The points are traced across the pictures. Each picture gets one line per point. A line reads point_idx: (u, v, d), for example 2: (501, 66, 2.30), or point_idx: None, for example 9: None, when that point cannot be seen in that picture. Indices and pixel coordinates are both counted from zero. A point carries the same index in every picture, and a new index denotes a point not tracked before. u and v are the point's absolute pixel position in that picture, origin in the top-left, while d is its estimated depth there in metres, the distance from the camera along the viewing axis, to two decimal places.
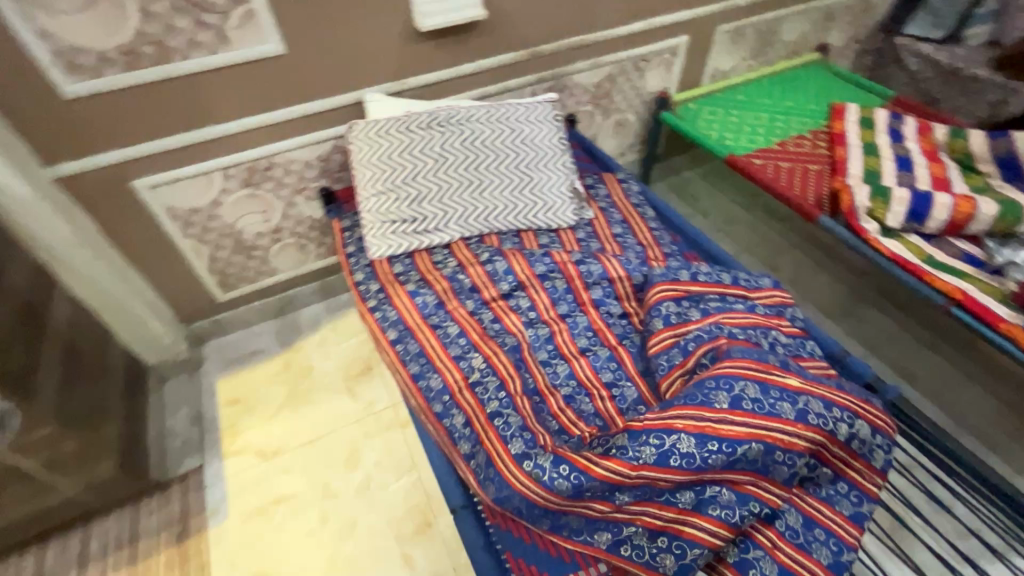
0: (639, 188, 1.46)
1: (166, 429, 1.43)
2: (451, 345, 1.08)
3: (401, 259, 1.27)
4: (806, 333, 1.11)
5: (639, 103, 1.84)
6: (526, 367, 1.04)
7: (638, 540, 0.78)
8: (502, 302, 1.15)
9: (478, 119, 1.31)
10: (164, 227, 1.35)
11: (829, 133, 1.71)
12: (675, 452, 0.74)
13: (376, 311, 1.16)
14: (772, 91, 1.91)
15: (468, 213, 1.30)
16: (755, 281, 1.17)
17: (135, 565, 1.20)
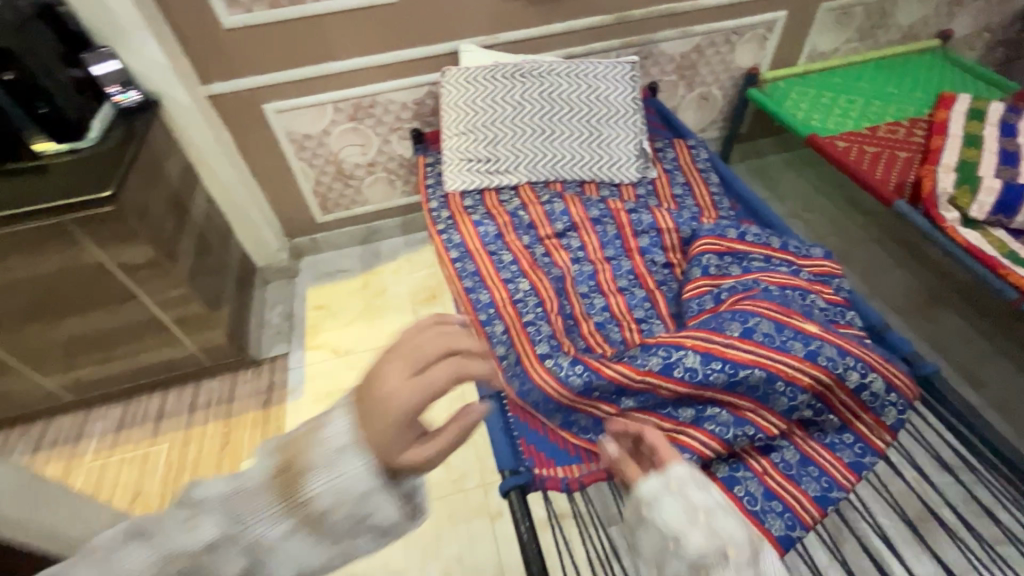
0: (708, 155, 1.49)
1: (264, 320, 1.71)
2: (503, 269, 1.22)
3: (471, 195, 1.42)
4: (849, 304, 1.11)
5: (726, 79, 1.84)
6: (565, 295, 1.15)
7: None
8: (555, 240, 1.27)
9: (559, 73, 1.41)
10: (283, 148, 1.60)
11: (929, 122, 1.62)
12: (679, 364, 0.82)
13: (442, 233, 1.31)
14: (874, 77, 1.83)
15: (537, 159, 1.42)
16: (807, 250, 1.18)
17: (230, 418, 1.48)
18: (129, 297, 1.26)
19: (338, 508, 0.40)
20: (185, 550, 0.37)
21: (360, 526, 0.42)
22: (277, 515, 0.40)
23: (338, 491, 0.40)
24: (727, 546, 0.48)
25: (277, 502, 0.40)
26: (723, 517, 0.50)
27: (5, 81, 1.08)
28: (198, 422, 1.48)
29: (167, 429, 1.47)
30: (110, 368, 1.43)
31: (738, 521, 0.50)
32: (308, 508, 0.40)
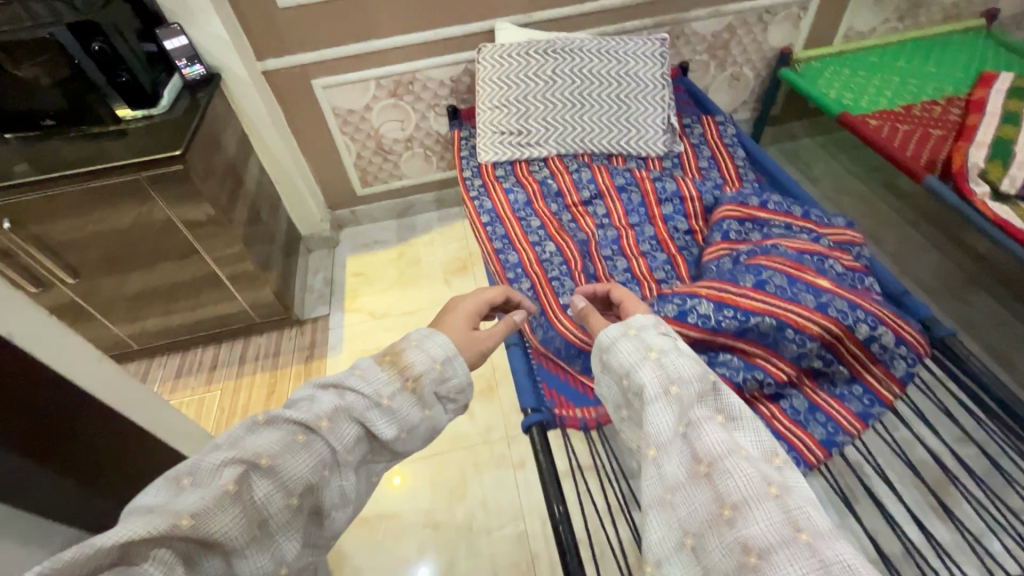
0: (736, 130, 1.52)
1: (307, 284, 1.83)
2: (531, 233, 1.30)
3: (503, 166, 1.50)
4: (868, 271, 1.13)
5: (758, 59, 1.86)
6: (589, 257, 1.22)
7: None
8: (581, 207, 1.33)
9: (590, 49, 1.46)
10: (328, 123, 1.71)
11: (967, 100, 1.60)
12: (693, 311, 0.88)
13: (475, 200, 1.40)
14: (912, 57, 1.80)
15: (566, 133, 1.48)
16: (829, 219, 1.20)
17: (275, 370, 1.61)
18: (191, 252, 1.40)
19: (425, 374, 0.65)
20: (327, 402, 0.57)
21: (446, 386, 0.67)
22: (389, 378, 0.63)
23: (426, 361, 0.66)
24: (678, 367, 0.60)
25: (389, 371, 0.64)
26: (677, 357, 0.62)
27: (93, 51, 1.19)
28: (247, 372, 1.62)
29: (220, 378, 1.62)
30: (172, 319, 1.58)
31: (691, 356, 0.62)
32: (411, 370, 0.65)
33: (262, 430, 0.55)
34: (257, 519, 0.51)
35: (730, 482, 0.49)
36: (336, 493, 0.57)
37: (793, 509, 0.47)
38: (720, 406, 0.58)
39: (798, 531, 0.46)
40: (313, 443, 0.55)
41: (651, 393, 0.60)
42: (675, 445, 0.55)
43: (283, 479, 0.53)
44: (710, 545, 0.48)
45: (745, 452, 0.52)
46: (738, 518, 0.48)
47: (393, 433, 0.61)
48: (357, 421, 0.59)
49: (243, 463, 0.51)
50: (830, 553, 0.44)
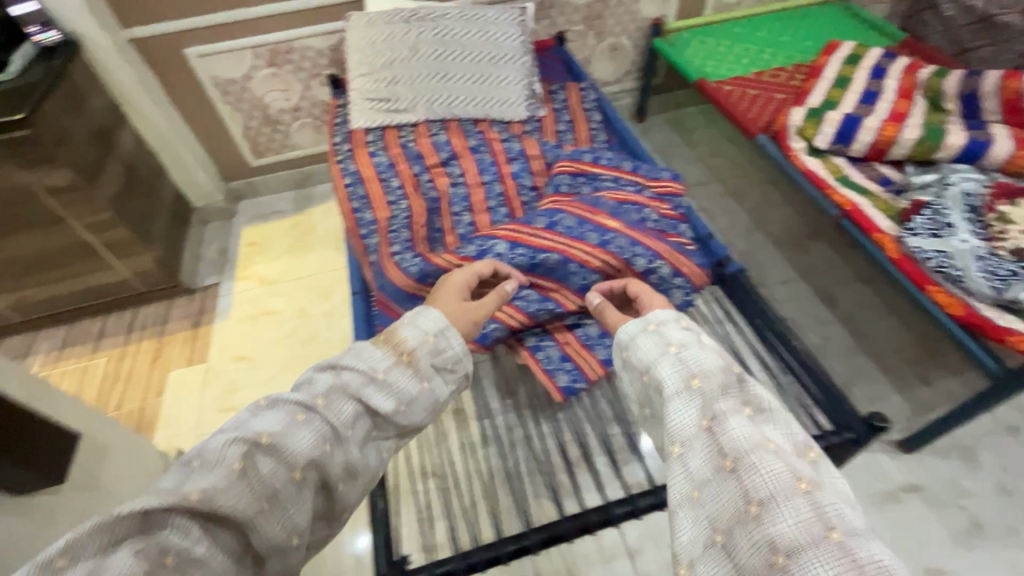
0: (596, 97, 1.62)
1: (200, 255, 1.86)
2: (389, 193, 1.37)
3: (374, 132, 1.55)
4: (684, 218, 1.26)
5: (633, 29, 1.95)
6: (438, 213, 1.30)
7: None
8: (439, 168, 1.41)
9: (453, 18, 1.54)
10: (208, 92, 1.73)
11: (811, 67, 1.74)
12: (491, 251, 0.98)
13: (340, 163, 1.45)
14: (773, 27, 1.92)
15: (433, 99, 1.55)
16: (656, 173, 1.32)
17: (163, 337, 1.65)
18: (59, 220, 1.41)
19: (418, 348, 0.73)
20: (323, 383, 0.64)
21: (438, 356, 0.74)
22: (384, 354, 0.70)
23: (419, 335, 0.74)
24: (700, 364, 0.68)
25: (384, 350, 0.71)
26: (695, 352, 0.70)
27: None
28: (133, 341, 1.65)
29: (107, 346, 1.64)
30: (51, 289, 1.58)
31: (712, 354, 0.70)
32: (404, 345, 0.72)
33: (264, 412, 0.60)
34: (266, 491, 0.55)
35: (758, 480, 0.55)
36: (341, 465, 0.61)
37: (822, 505, 0.52)
38: (747, 404, 0.64)
39: (828, 528, 0.51)
40: (312, 420, 0.61)
41: (674, 390, 0.67)
42: (699, 442, 0.61)
43: (285, 454, 0.57)
44: (739, 539, 0.54)
45: (773, 448, 0.58)
46: (766, 514, 0.53)
47: (390, 406, 0.67)
48: (354, 397, 0.65)
49: (245, 441, 0.56)
50: (862, 551, 0.49)
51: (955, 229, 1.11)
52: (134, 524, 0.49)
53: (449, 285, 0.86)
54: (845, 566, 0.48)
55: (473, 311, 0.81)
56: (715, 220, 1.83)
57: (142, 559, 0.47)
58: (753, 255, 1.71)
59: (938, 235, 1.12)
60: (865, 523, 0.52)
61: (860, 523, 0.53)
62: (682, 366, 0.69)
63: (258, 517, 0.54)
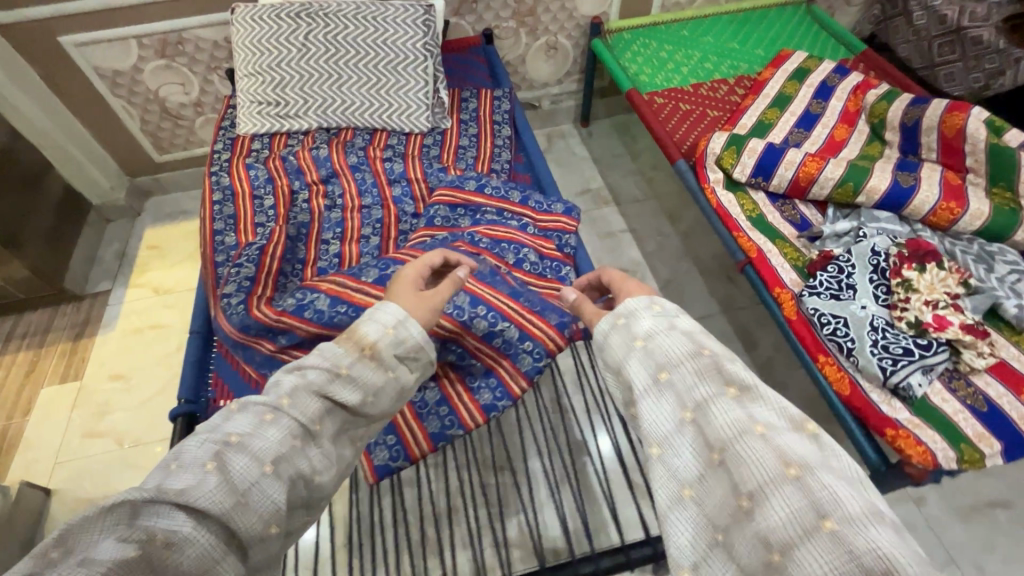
0: (509, 108, 1.48)
1: (96, 258, 1.75)
2: (260, 212, 1.25)
3: (262, 139, 1.43)
4: (570, 260, 1.14)
5: (571, 27, 1.79)
6: (305, 241, 1.18)
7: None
8: (319, 186, 1.28)
9: (347, 15, 1.39)
10: (94, 84, 1.59)
11: (753, 80, 1.59)
12: (310, 307, 0.86)
13: (213, 174, 1.33)
14: (723, 31, 1.76)
15: (326, 104, 1.41)
16: (548, 205, 1.19)
17: (40, 348, 1.55)
18: None
19: (379, 341, 0.67)
20: (287, 383, 0.60)
21: (402, 347, 0.68)
22: (346, 350, 0.65)
23: (379, 328, 0.67)
24: (667, 353, 0.60)
25: (344, 347, 0.66)
26: (664, 338, 0.62)
27: None
28: (10, 350, 1.55)
29: None
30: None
31: (682, 338, 0.62)
32: (366, 340, 0.67)
33: (235, 415, 0.57)
34: (243, 484, 0.51)
35: (745, 471, 0.49)
36: (317, 458, 0.58)
37: (815, 490, 0.45)
38: (729, 383, 0.56)
39: (822, 516, 0.44)
40: (280, 418, 0.57)
41: (643, 387, 0.60)
42: (682, 442, 0.55)
43: (254, 451, 0.53)
44: (736, 542, 0.48)
45: (761, 431, 0.51)
46: (756, 510, 0.47)
47: (356, 399, 0.63)
48: (319, 395, 0.60)
49: (216, 440, 0.53)
50: (859, 540, 0.42)
51: (857, 293, 0.99)
52: (121, 516, 0.46)
53: (405, 280, 0.79)
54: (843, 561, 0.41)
55: (435, 302, 0.75)
56: (644, 242, 1.70)
57: (130, 543, 0.45)
58: (677, 284, 1.59)
59: (838, 297, 0.99)
60: (868, 504, 0.44)
61: (862, 505, 0.45)
62: (649, 360, 0.61)
63: (239, 509, 0.50)
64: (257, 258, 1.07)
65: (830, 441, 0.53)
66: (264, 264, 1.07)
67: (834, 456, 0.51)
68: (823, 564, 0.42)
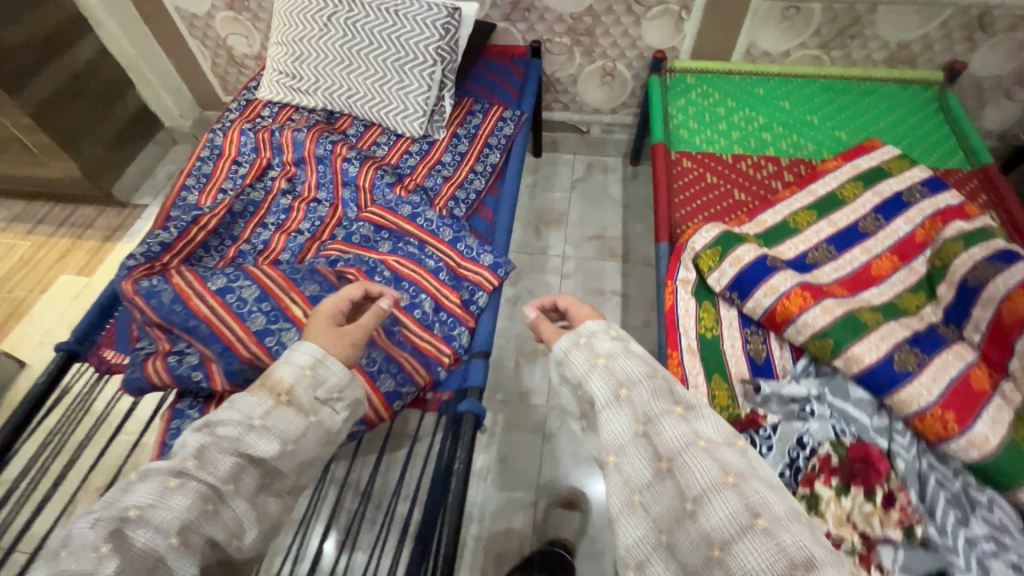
0: (509, 134, 1.37)
1: (152, 173, 1.97)
2: (230, 179, 1.30)
3: (274, 106, 1.47)
4: (472, 321, 1.03)
5: (633, 56, 1.60)
6: (247, 219, 1.20)
7: (137, 356, 0.92)
8: (288, 169, 1.29)
9: (371, 4, 1.35)
10: (175, 21, 1.74)
11: (810, 168, 1.30)
12: (155, 296, 0.87)
13: (211, 131, 1.39)
14: (808, 100, 1.46)
15: (334, 88, 1.41)
16: (477, 254, 1.09)
17: (78, 240, 1.79)
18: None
19: (296, 384, 0.75)
20: (192, 443, 0.67)
21: (321, 388, 0.77)
22: (260, 399, 0.73)
23: (295, 371, 0.76)
24: (627, 373, 0.72)
25: (260, 395, 0.73)
26: (621, 358, 0.74)
27: None
28: (59, 234, 1.82)
29: (38, 232, 1.82)
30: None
31: (636, 359, 0.74)
32: (282, 385, 0.75)
33: (138, 485, 0.64)
34: (147, 562, 0.59)
35: (690, 479, 0.60)
36: (220, 522, 0.66)
37: (749, 493, 0.58)
38: (676, 404, 0.69)
39: (754, 515, 0.57)
40: (187, 483, 0.64)
41: (604, 402, 0.71)
42: (636, 450, 0.66)
43: (157, 523, 0.61)
44: (680, 539, 0.59)
45: (704, 445, 0.63)
46: (701, 511, 0.58)
47: (271, 449, 0.70)
48: (233, 451, 0.69)
49: (113, 519, 0.60)
50: (783, 534, 0.55)
51: None
52: None
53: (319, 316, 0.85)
54: (771, 550, 0.54)
55: (348, 333, 0.83)
56: (630, 311, 1.51)
57: None
58: None
59: None
60: (790, 506, 0.58)
61: (784, 507, 0.59)
62: (609, 378, 0.73)
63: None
64: (184, 227, 1.11)
65: (756, 454, 0.67)
66: (187, 235, 1.10)
67: (756, 465, 0.65)
68: (757, 555, 0.54)
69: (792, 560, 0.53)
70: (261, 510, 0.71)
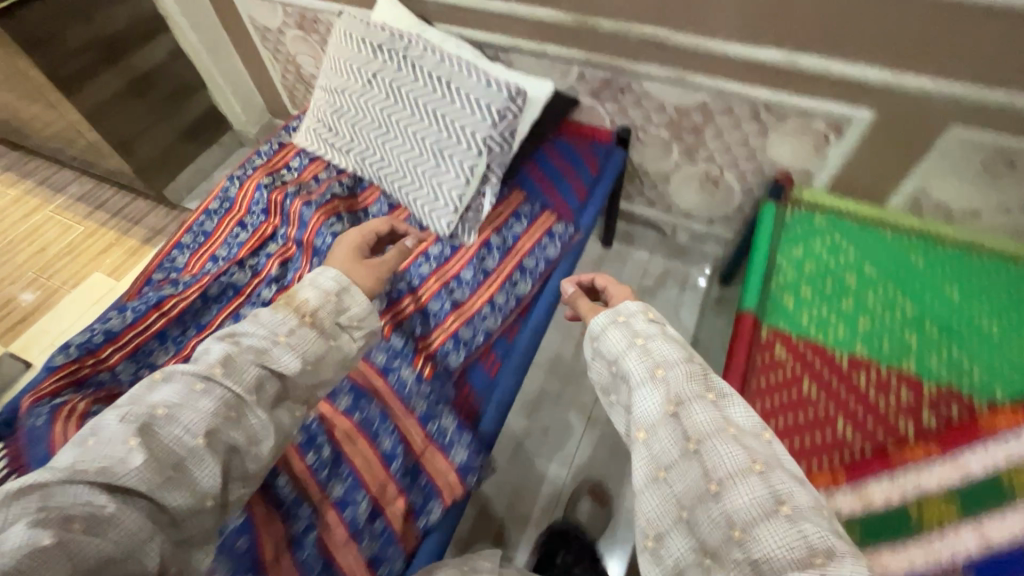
0: (552, 258, 1.09)
1: (210, 175, 1.91)
2: (226, 245, 1.14)
3: (305, 156, 1.30)
4: (413, 540, 0.79)
5: (749, 169, 1.23)
6: (221, 306, 1.04)
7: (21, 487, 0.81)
8: (287, 249, 1.11)
9: (424, 67, 1.11)
10: (249, 30, 1.62)
11: (966, 415, 0.88)
12: (32, 442, 0.75)
13: (229, 178, 1.24)
14: (991, 294, 1.01)
15: (367, 154, 1.20)
16: (450, 443, 0.84)
17: (122, 235, 1.77)
18: (53, 105, 1.53)
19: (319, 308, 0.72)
20: (216, 350, 0.63)
21: (342, 314, 0.74)
22: (284, 317, 0.69)
23: (319, 296, 0.73)
24: (664, 354, 0.68)
25: (283, 313, 0.70)
26: (656, 340, 0.71)
27: None
28: (109, 225, 1.81)
29: (93, 218, 1.83)
30: (63, 146, 1.78)
31: (674, 345, 0.70)
32: (306, 307, 0.72)
33: (162, 386, 0.61)
34: (172, 458, 0.56)
35: (716, 461, 0.57)
36: (246, 432, 0.61)
37: (775, 482, 0.54)
38: (710, 393, 0.64)
39: (778, 500, 0.53)
40: (211, 389, 0.60)
41: (639, 380, 0.68)
42: (667, 431, 0.62)
43: (179, 423, 0.57)
44: (700, 517, 0.55)
45: (734, 432, 0.60)
46: (724, 494, 0.55)
47: (295, 364, 0.66)
48: (258, 362, 0.64)
49: (140, 415, 0.57)
50: (806, 525, 0.51)
51: None
52: (35, 504, 0.49)
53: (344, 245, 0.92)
54: (793, 538, 0.50)
55: (370, 266, 0.88)
56: None
57: (45, 528, 0.47)
58: None
59: None
60: (814, 497, 0.54)
61: (811, 500, 0.54)
62: (646, 357, 0.69)
63: (166, 483, 0.55)
64: (142, 312, 0.97)
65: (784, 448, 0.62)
66: (143, 322, 0.96)
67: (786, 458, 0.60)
68: (777, 540, 0.50)
69: (812, 546, 0.49)
70: (284, 428, 0.66)
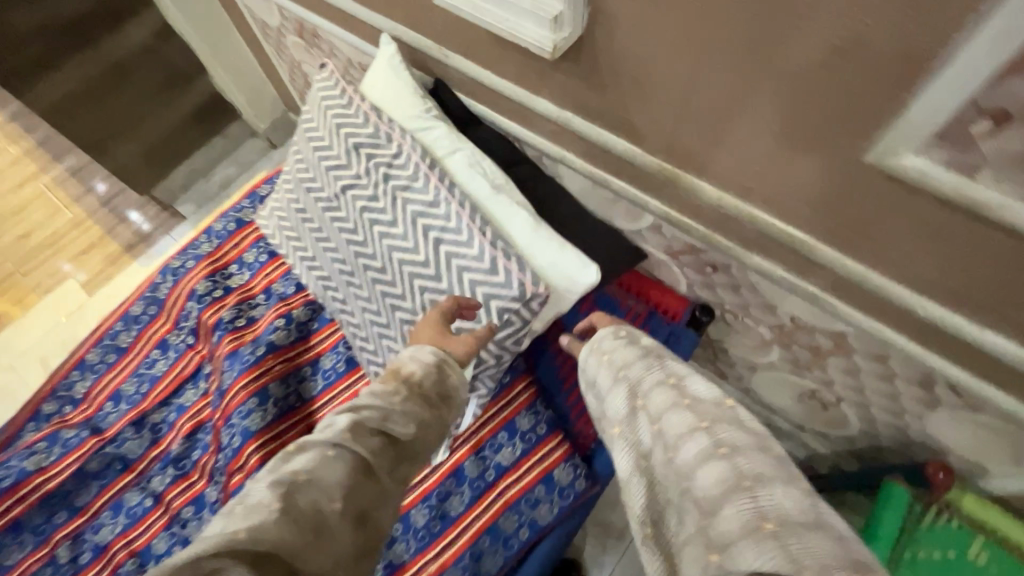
0: (541, 525, 0.75)
1: None
2: (134, 379, 0.88)
3: (265, 250, 0.97)
4: None
5: (885, 419, 0.79)
6: (102, 487, 0.80)
7: None
8: (202, 410, 0.84)
9: (411, 209, 0.73)
10: (248, 18, 1.23)
11: None
12: None
13: (163, 270, 0.95)
14: None
15: (329, 285, 0.86)
16: None
17: (107, 233, 1.56)
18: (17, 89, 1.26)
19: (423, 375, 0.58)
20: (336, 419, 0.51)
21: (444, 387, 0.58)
22: (389, 390, 0.55)
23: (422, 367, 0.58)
24: (626, 359, 0.65)
25: (386, 386, 0.56)
26: (623, 350, 0.66)
27: None
28: (96, 217, 1.59)
29: (82, 204, 1.62)
30: None
31: (641, 347, 0.66)
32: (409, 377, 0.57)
33: (294, 453, 0.49)
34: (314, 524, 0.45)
35: (669, 427, 0.55)
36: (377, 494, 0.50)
37: (719, 431, 0.52)
38: (670, 375, 0.61)
39: (718, 445, 0.51)
40: (341, 454, 0.49)
41: (604, 389, 0.64)
42: (638, 423, 0.59)
43: (315, 488, 0.46)
44: (666, 489, 0.52)
45: (687, 401, 0.57)
46: (676, 455, 0.53)
47: (411, 434, 0.54)
48: (378, 429, 0.52)
49: (281, 482, 0.46)
50: (745, 463, 0.49)
51: None
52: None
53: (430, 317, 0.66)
54: (734, 480, 0.48)
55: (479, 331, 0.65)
56: None
57: None
58: None
59: None
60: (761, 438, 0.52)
61: (759, 441, 0.52)
62: (611, 369, 0.65)
63: (313, 552, 0.44)
64: None
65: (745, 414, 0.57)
66: None
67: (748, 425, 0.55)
68: (716, 482, 0.49)
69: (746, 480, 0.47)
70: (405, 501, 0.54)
